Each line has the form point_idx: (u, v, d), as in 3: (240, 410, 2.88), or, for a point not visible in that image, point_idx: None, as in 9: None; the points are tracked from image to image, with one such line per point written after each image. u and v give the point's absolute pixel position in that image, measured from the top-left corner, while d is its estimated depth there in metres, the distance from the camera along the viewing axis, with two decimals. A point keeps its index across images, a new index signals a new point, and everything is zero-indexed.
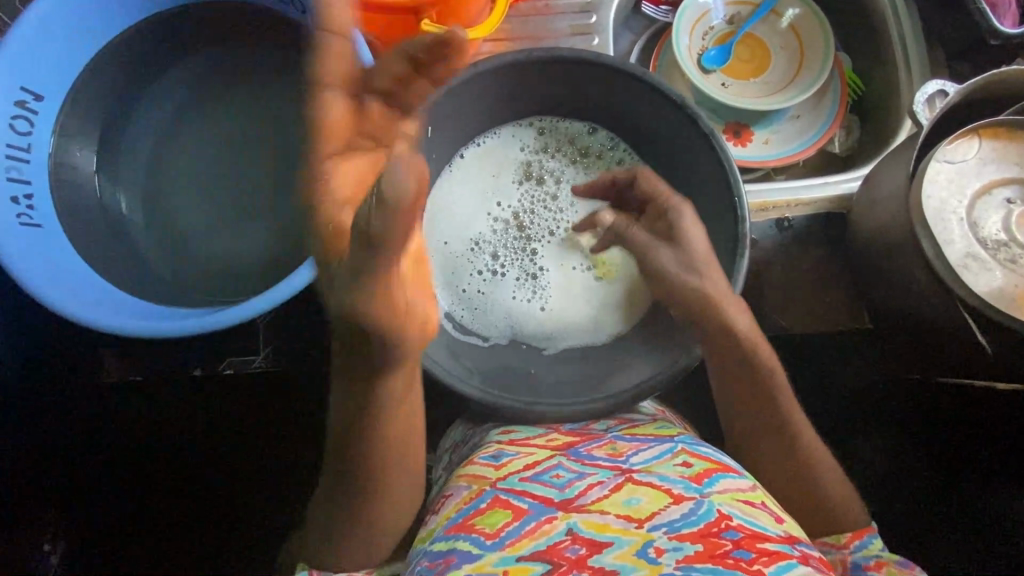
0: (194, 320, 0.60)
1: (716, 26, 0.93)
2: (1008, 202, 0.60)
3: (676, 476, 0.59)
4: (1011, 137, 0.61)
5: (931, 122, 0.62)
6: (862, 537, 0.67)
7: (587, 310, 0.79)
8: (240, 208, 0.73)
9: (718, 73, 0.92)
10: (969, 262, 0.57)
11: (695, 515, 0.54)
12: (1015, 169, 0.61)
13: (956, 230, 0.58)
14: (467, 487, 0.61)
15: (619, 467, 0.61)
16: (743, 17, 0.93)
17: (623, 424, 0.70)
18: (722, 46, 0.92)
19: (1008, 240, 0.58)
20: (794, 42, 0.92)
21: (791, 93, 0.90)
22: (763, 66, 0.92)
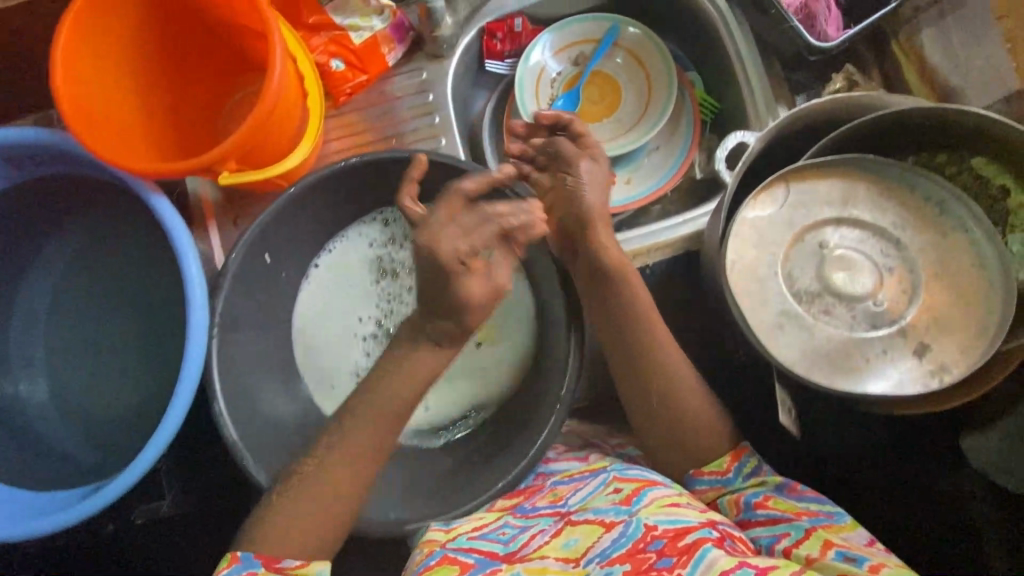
0: (81, 506, 0.63)
1: (562, 72, 0.92)
2: (820, 248, 0.59)
3: (608, 505, 0.60)
4: (820, 176, 0.60)
5: (733, 178, 0.61)
6: (737, 460, 0.65)
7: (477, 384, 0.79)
8: (105, 370, 0.74)
9: (571, 119, 0.91)
10: (784, 322, 0.57)
11: (624, 536, 0.55)
12: (827, 209, 0.60)
13: (770, 289, 0.58)
14: (419, 551, 0.61)
15: (559, 512, 0.63)
16: (586, 55, 0.92)
17: (566, 467, 0.71)
18: (569, 92, 0.91)
19: (820, 291, 0.57)
20: (641, 75, 0.92)
21: (644, 129, 0.90)
22: (614, 104, 0.92)
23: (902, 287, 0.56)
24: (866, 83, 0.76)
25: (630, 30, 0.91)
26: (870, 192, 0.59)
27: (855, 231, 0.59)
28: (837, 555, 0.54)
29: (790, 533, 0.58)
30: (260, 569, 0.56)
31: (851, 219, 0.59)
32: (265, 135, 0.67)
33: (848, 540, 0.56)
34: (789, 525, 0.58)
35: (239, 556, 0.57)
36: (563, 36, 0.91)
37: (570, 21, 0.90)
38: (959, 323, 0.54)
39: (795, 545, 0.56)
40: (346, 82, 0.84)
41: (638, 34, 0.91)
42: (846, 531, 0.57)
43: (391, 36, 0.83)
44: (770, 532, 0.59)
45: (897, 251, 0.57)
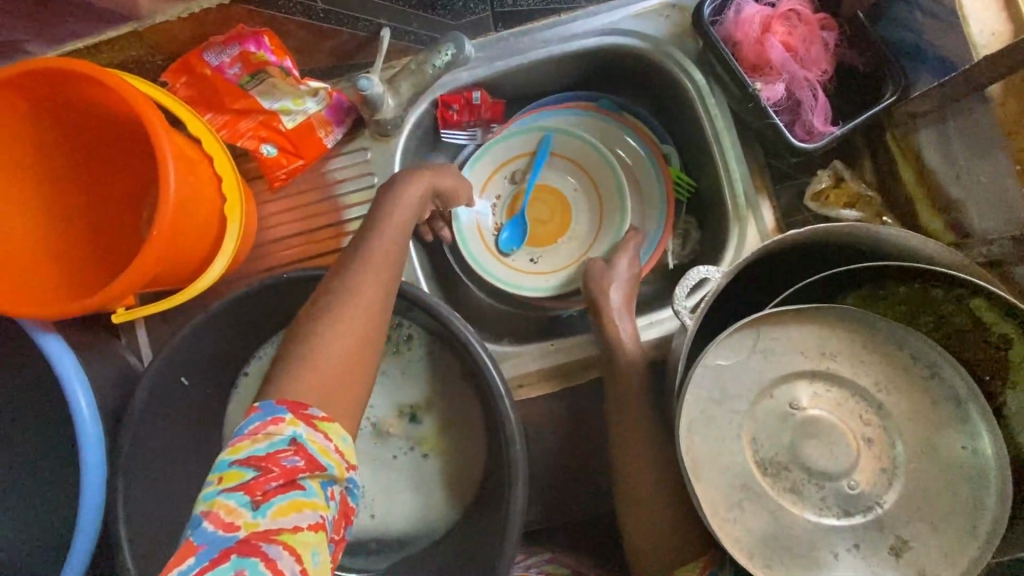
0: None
1: (500, 196, 0.83)
2: (792, 408, 0.51)
3: None
4: (794, 320, 0.52)
5: (694, 317, 0.54)
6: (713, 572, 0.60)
7: (421, 504, 0.72)
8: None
9: (522, 249, 0.83)
10: (744, 500, 0.49)
11: None
12: (800, 361, 0.52)
13: (730, 455, 0.51)
14: None
15: None
16: (522, 169, 0.84)
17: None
18: (515, 217, 0.83)
19: (788, 463, 0.50)
20: (586, 177, 0.84)
21: (606, 240, 0.81)
22: (565, 221, 0.84)
23: (881, 463, 0.49)
24: (854, 182, 0.68)
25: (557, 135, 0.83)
26: (851, 344, 0.52)
27: (833, 389, 0.51)
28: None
29: None
30: (241, 497, 0.42)
31: (829, 373, 0.52)
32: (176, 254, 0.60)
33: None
34: None
35: (260, 405, 0.46)
36: (490, 158, 0.83)
37: (495, 139, 0.82)
38: (941, 515, 0.47)
39: None
40: (280, 167, 0.76)
41: (569, 137, 0.83)
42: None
43: (328, 118, 0.75)
44: None
45: (879, 419, 0.50)
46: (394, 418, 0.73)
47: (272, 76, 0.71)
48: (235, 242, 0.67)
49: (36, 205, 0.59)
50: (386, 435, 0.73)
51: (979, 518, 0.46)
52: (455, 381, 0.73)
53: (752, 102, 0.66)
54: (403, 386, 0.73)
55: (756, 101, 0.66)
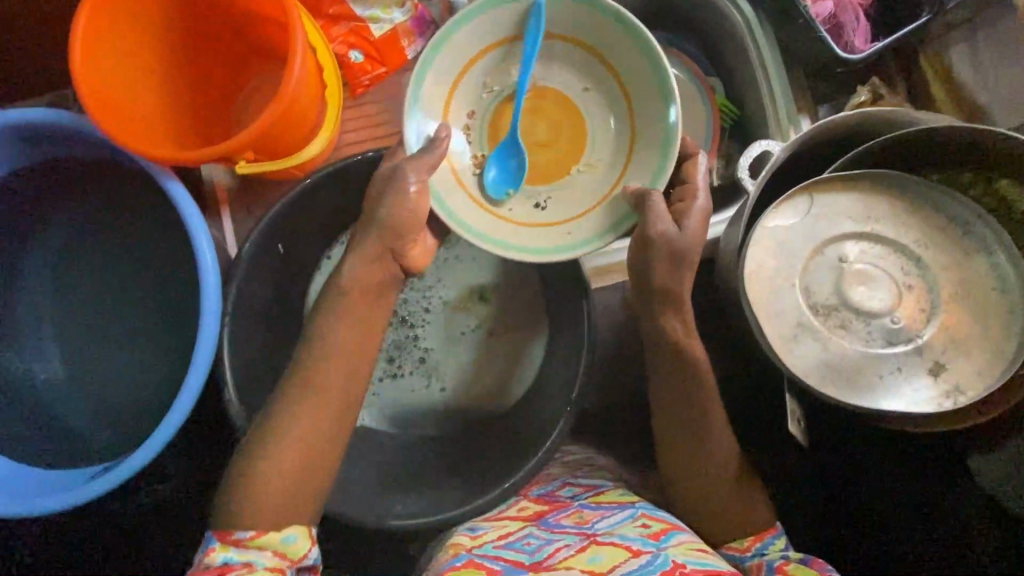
0: (86, 486, 0.63)
1: (480, 109, 0.68)
2: (840, 261, 0.58)
3: (635, 534, 0.59)
4: (844, 189, 0.59)
5: (756, 185, 0.60)
6: (763, 539, 0.63)
7: (480, 376, 0.80)
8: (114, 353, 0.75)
9: (516, 191, 0.68)
10: (798, 334, 0.56)
11: (652, 565, 0.54)
12: (850, 224, 0.59)
13: (784, 300, 0.57)
14: (446, 553, 0.62)
15: (585, 533, 0.61)
16: (507, 68, 0.67)
17: (589, 490, 0.70)
18: (501, 146, 0.68)
19: (838, 304, 0.57)
20: (613, 92, 0.68)
21: (627, 196, 0.67)
22: (578, 148, 0.69)
23: (920, 305, 0.56)
24: (891, 98, 0.76)
25: (563, 24, 0.65)
26: (893, 209, 0.59)
27: (876, 247, 0.58)
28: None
29: None
30: None
31: (873, 234, 0.59)
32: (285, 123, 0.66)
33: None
34: None
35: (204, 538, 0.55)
36: (459, 53, 0.65)
37: (475, 9, 0.63)
38: (973, 346, 0.54)
39: None
40: (364, 72, 0.83)
41: (580, 26, 0.65)
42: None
43: (412, 29, 0.83)
44: None
45: (918, 269, 0.57)
46: (462, 298, 0.80)
47: None
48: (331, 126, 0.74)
49: (166, 83, 0.67)
50: (454, 314, 0.80)
51: (1005, 346, 0.53)
52: (520, 268, 0.80)
53: (800, 19, 0.73)
54: (471, 269, 0.81)
55: (806, 18, 0.73)
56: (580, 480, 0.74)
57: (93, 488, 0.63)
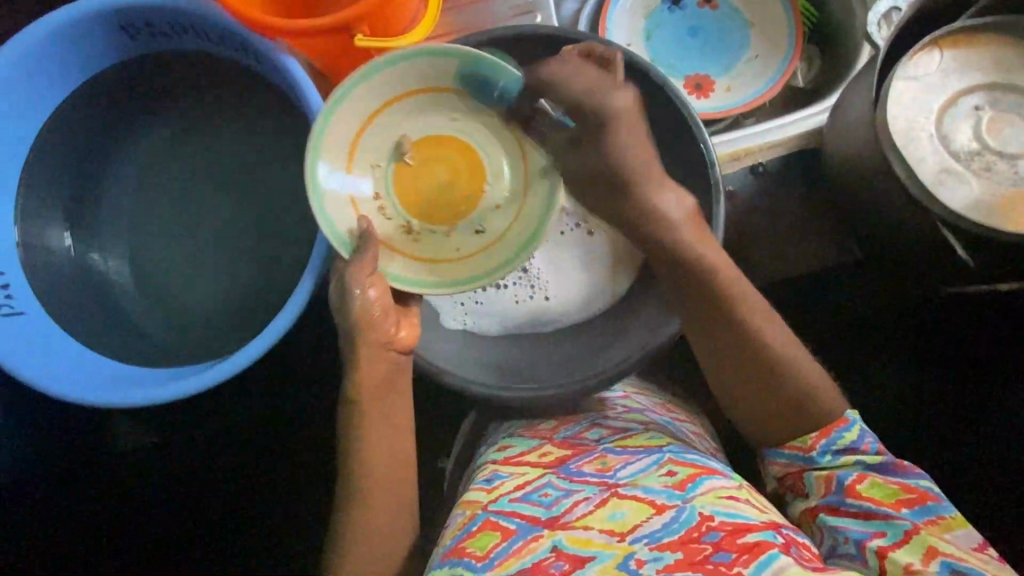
0: (207, 373, 0.60)
1: (384, 185, 0.70)
2: (976, 110, 0.58)
3: (660, 486, 0.61)
4: (973, 42, 0.60)
5: (888, 39, 0.60)
6: (830, 435, 0.62)
7: (583, 278, 0.79)
8: (210, 254, 0.73)
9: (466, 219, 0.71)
10: (944, 177, 0.56)
11: (676, 522, 0.57)
12: (980, 76, 0.59)
13: (927, 146, 0.57)
14: (461, 513, 0.64)
15: (606, 482, 0.64)
16: (377, 140, 0.69)
17: (616, 433, 0.72)
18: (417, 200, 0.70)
19: (981, 149, 0.57)
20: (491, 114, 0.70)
21: (536, 217, 0.69)
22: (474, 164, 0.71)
23: None
24: None
25: (416, 73, 0.66)
26: (1022, 60, 0.60)
27: (1011, 96, 0.59)
28: (942, 567, 0.53)
29: (886, 534, 0.56)
30: None
31: (1006, 84, 0.59)
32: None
33: (958, 547, 0.54)
34: (884, 523, 0.56)
35: None
36: (343, 125, 0.66)
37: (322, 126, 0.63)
38: None
39: (891, 546, 0.55)
40: None
41: (439, 68, 0.66)
42: (955, 531, 0.55)
43: None
44: (861, 527, 0.57)
45: None
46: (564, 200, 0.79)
47: None
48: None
49: None
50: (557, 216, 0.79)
51: None
52: None
53: None
54: None
55: None
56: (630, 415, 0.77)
57: (215, 375, 0.61)
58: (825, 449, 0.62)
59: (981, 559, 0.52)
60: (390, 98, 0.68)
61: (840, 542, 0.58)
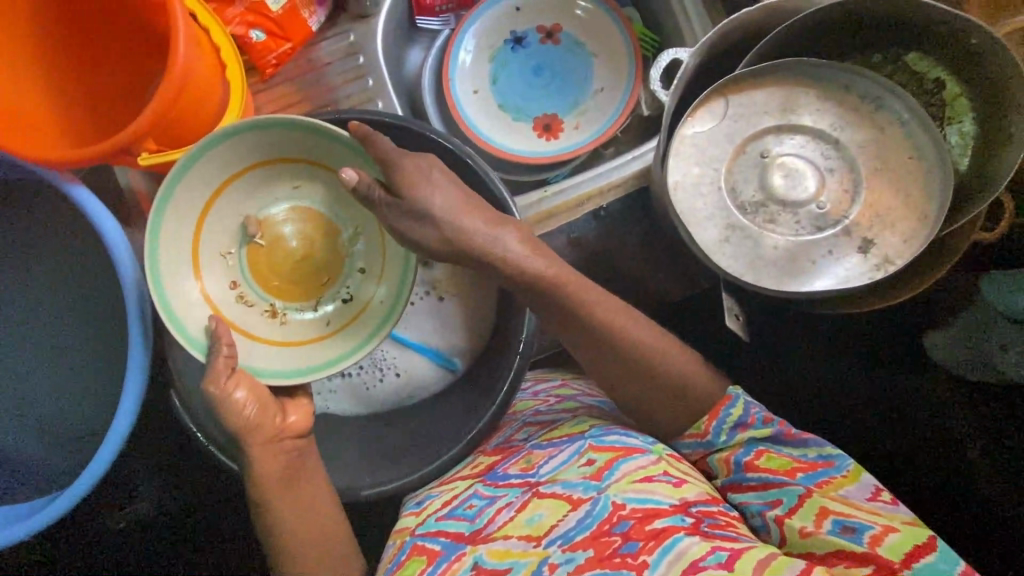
0: (38, 515, 0.61)
1: (239, 274, 0.70)
2: (763, 157, 0.58)
3: (578, 478, 0.57)
4: (758, 85, 0.59)
5: (671, 96, 0.59)
6: (719, 415, 0.61)
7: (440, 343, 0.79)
8: (44, 378, 0.70)
9: (327, 296, 0.72)
10: (730, 234, 0.56)
11: (590, 516, 0.53)
12: (767, 119, 0.59)
13: (714, 202, 0.57)
14: (393, 544, 0.61)
15: (529, 482, 0.60)
16: (229, 229, 0.69)
17: (543, 428, 0.69)
18: (274, 284, 0.70)
19: (765, 200, 0.57)
20: (328, 176, 0.70)
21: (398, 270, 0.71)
22: (323, 237, 0.71)
23: (845, 188, 0.56)
24: None
25: (242, 150, 0.66)
26: (808, 96, 0.59)
27: (796, 138, 0.58)
28: (833, 524, 0.53)
29: (782, 500, 0.56)
30: None
31: (792, 125, 0.58)
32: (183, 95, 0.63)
33: (848, 502, 0.54)
34: (780, 491, 0.56)
35: None
36: (179, 228, 0.65)
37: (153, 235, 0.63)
38: (899, 216, 0.54)
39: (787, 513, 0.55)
40: (270, 51, 0.80)
41: (265, 143, 0.67)
42: (845, 487, 0.56)
43: None
44: (761, 499, 0.57)
45: (838, 152, 0.57)
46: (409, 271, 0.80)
47: None
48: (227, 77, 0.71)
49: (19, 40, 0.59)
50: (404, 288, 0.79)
51: (929, 211, 0.53)
52: None
53: None
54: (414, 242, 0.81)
55: None
56: (562, 396, 0.75)
57: (52, 513, 0.60)
58: (719, 430, 0.61)
59: (871, 509, 0.54)
60: (222, 184, 0.67)
61: (750, 516, 0.58)
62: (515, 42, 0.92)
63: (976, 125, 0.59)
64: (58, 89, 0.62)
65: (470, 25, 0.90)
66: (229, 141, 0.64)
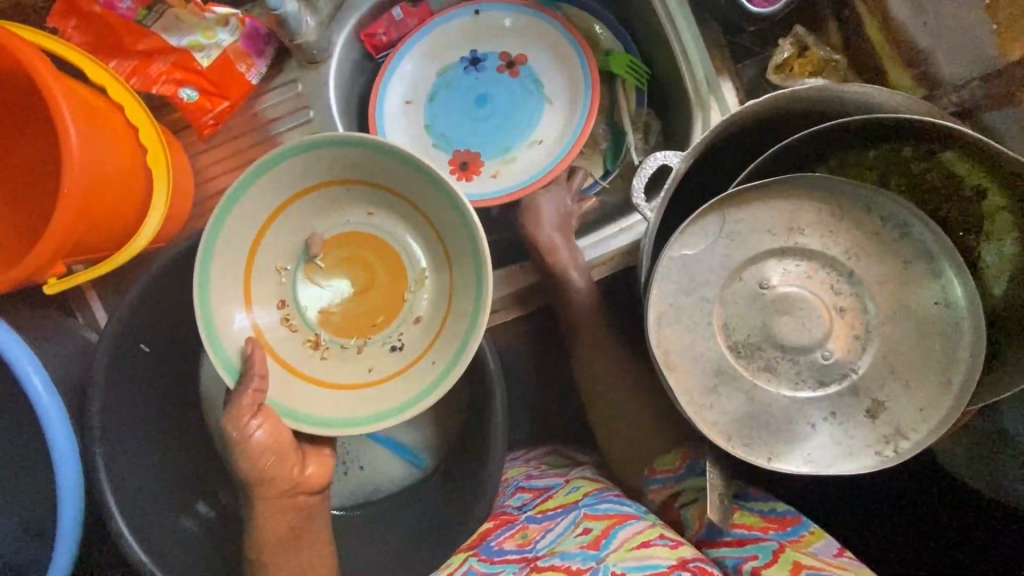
0: None
1: (290, 294, 0.62)
2: (761, 288, 0.50)
3: (576, 549, 0.55)
4: (760, 200, 0.49)
5: (654, 212, 0.49)
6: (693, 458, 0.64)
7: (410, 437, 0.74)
8: None
9: (381, 340, 0.62)
10: (719, 382, 0.49)
11: None
12: (769, 240, 0.50)
13: (702, 344, 0.49)
14: None
15: (526, 557, 0.57)
16: (288, 245, 0.61)
17: (538, 496, 0.67)
18: (326, 316, 0.62)
19: (761, 343, 0.49)
20: (407, 209, 0.61)
21: (460, 321, 0.59)
22: (385, 270, 0.62)
23: (854, 331, 0.48)
24: (820, 48, 0.63)
25: (314, 163, 0.58)
26: (820, 215, 0.49)
27: (801, 264, 0.50)
28: None
29: (758, 555, 0.53)
30: None
31: (798, 249, 0.50)
32: (95, 199, 0.55)
33: (819, 558, 0.53)
34: (756, 548, 0.54)
35: None
36: (237, 236, 0.57)
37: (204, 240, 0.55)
38: (915, 375, 0.47)
39: (764, 566, 0.52)
40: (205, 111, 0.70)
41: (348, 162, 0.58)
42: (815, 543, 0.55)
43: (246, 50, 0.69)
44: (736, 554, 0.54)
45: (850, 287, 0.49)
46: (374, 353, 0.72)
47: (171, 5, 0.66)
48: (158, 155, 0.62)
49: None
50: None
51: (952, 373, 0.46)
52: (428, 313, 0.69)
53: None
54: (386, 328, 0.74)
55: None
56: (547, 476, 0.70)
57: None
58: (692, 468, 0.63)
59: (841, 565, 0.52)
60: (289, 197, 0.59)
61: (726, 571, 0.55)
62: (471, 63, 0.77)
63: (1019, 246, 0.50)
64: None
65: (417, 41, 0.76)
66: (312, 152, 0.57)
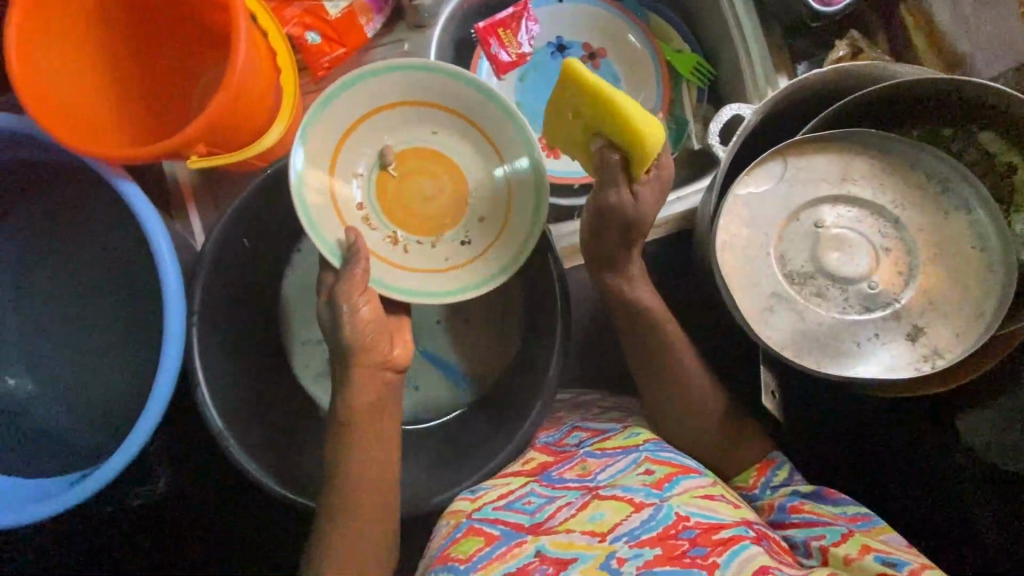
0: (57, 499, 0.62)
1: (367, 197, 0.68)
2: (816, 227, 0.56)
3: (639, 484, 0.57)
4: (816, 150, 0.57)
5: (727, 153, 0.57)
6: (767, 472, 0.65)
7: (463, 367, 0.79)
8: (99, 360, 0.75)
9: (449, 235, 0.69)
10: (774, 304, 0.55)
11: (654, 520, 0.53)
12: (825, 186, 0.57)
13: (762, 271, 0.55)
14: (446, 523, 0.60)
15: (587, 487, 0.60)
16: (364, 153, 0.68)
17: (596, 436, 0.68)
18: (399, 214, 0.68)
19: (812, 272, 0.55)
20: (469, 125, 0.69)
21: (530, 212, 0.67)
22: (451, 176, 0.69)
23: (898, 268, 0.55)
24: (871, 50, 0.72)
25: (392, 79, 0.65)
26: (872, 168, 0.57)
27: (851, 210, 0.56)
28: (874, 557, 0.52)
29: (826, 536, 0.56)
30: None
31: (849, 196, 0.56)
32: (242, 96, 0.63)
33: (889, 545, 0.54)
34: (824, 529, 0.57)
35: None
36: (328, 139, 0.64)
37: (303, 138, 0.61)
38: (953, 308, 0.53)
39: (831, 544, 0.55)
40: (323, 54, 0.79)
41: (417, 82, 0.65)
42: (886, 534, 0.56)
43: (368, 6, 0.79)
44: (804, 533, 0.57)
45: (895, 231, 0.55)
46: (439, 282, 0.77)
47: None
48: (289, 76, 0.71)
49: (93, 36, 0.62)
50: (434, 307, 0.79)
51: (985, 305, 0.52)
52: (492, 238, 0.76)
53: None
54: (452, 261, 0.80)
55: None
56: (605, 420, 0.71)
57: (64, 501, 0.62)
58: (767, 484, 0.64)
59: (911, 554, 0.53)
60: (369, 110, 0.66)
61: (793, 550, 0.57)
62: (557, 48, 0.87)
63: None
64: (123, 88, 0.65)
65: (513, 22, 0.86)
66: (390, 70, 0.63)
